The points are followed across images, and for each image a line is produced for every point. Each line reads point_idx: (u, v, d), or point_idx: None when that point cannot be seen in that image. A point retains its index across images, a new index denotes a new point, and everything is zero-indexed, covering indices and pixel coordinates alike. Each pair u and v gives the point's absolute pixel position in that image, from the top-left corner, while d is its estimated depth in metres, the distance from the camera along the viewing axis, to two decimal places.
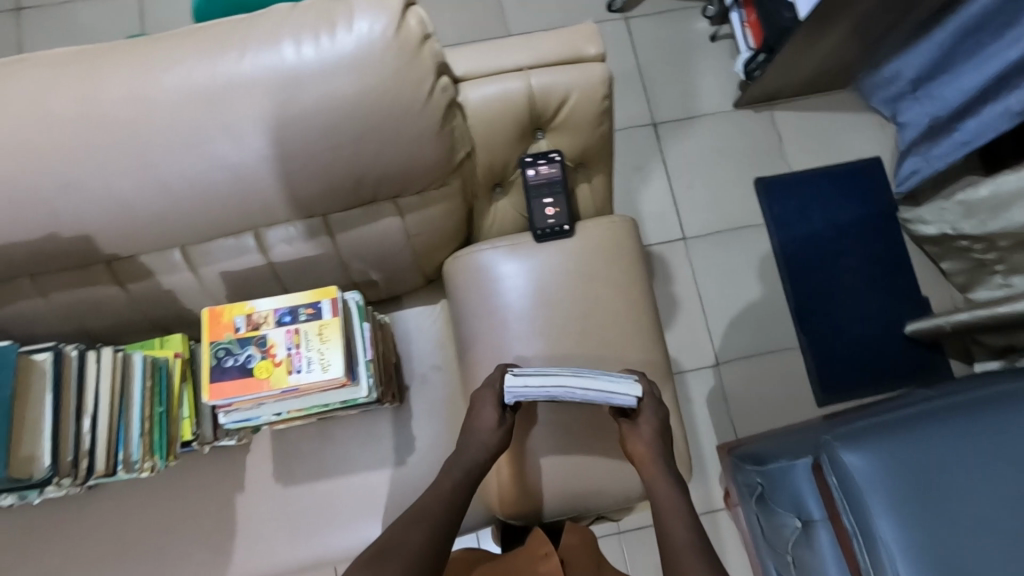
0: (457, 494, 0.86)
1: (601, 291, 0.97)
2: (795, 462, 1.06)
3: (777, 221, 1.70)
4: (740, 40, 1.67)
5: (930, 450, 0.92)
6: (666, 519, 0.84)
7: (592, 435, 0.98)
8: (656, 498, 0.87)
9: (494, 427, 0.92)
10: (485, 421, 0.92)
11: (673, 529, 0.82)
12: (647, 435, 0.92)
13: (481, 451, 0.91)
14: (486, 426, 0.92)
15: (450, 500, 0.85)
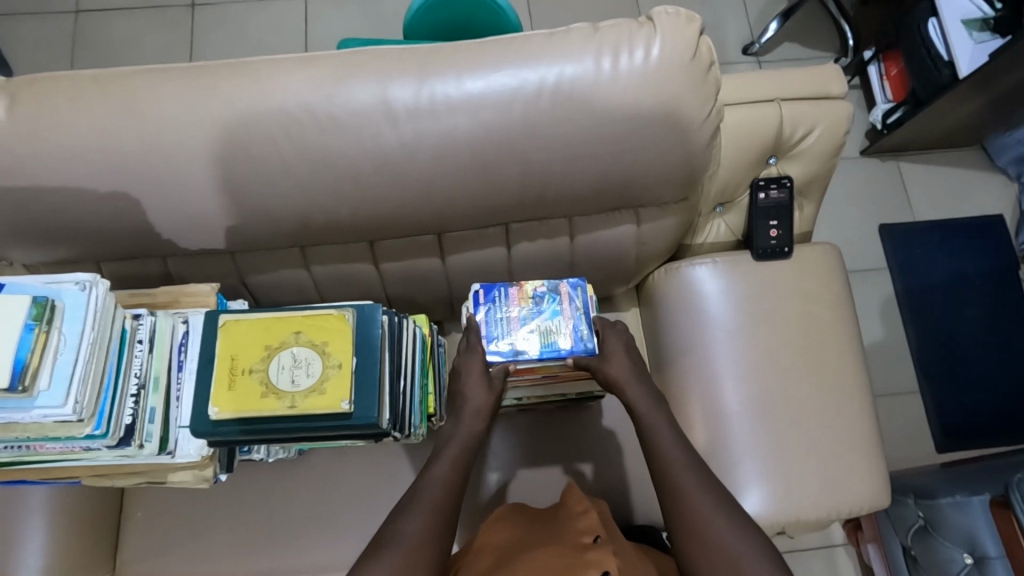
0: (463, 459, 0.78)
1: (808, 309, 1.01)
2: (973, 497, 1.12)
3: (901, 266, 1.75)
4: (877, 92, 1.78)
5: None
6: (663, 455, 0.79)
7: (779, 450, 0.96)
8: (644, 434, 0.81)
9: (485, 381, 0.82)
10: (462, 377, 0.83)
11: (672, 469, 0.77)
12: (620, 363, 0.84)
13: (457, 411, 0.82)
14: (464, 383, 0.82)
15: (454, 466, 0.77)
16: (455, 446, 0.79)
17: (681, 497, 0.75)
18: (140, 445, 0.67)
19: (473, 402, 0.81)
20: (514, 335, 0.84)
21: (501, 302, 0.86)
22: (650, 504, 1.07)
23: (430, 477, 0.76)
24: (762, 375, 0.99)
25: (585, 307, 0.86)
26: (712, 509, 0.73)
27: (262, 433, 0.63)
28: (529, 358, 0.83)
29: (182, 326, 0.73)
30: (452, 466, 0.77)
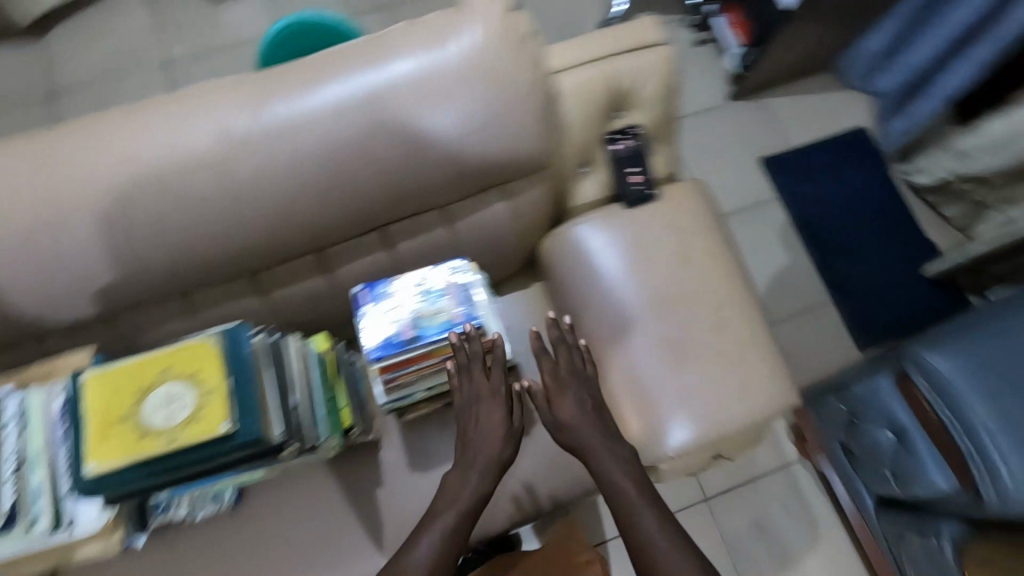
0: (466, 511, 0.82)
1: (688, 245, 1.07)
2: (878, 379, 1.18)
3: (787, 193, 1.86)
4: (728, 40, 1.89)
5: (1004, 349, 1.07)
6: (617, 483, 0.90)
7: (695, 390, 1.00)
8: (596, 469, 0.91)
9: (503, 431, 0.86)
10: (468, 419, 0.87)
11: (622, 491, 0.89)
12: (566, 400, 0.95)
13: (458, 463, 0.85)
14: (473, 424, 0.86)
15: (451, 525, 0.81)
16: (457, 503, 0.82)
17: (636, 517, 0.86)
18: (27, 526, 0.65)
19: (481, 457, 0.85)
20: (402, 321, 0.84)
21: (385, 294, 0.86)
22: None
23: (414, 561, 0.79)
24: (660, 316, 1.04)
25: (470, 283, 0.89)
26: (662, 538, 0.84)
27: (150, 475, 0.63)
28: (421, 340, 0.83)
29: (56, 398, 0.69)
30: (441, 539, 0.80)
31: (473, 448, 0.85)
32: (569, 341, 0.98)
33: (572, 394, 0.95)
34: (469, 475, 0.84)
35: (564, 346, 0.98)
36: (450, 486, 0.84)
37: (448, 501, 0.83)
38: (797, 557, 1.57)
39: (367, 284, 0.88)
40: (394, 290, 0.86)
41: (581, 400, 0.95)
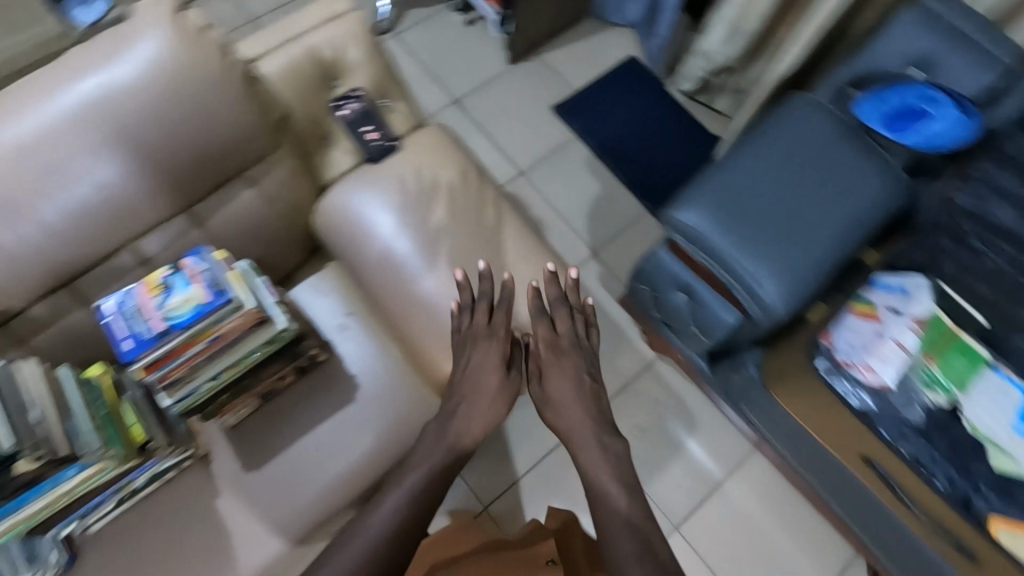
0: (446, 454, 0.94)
1: (443, 182, 1.16)
2: (658, 249, 1.31)
3: (583, 130, 2.02)
4: (487, 10, 2.05)
5: (742, 184, 1.20)
6: (594, 461, 0.93)
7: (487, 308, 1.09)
8: (574, 436, 0.97)
9: (501, 385, 0.99)
10: (467, 373, 1.00)
11: (595, 465, 0.93)
12: (559, 378, 1.01)
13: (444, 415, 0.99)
14: (468, 380, 0.99)
15: (427, 470, 0.92)
16: (443, 454, 0.94)
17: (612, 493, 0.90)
18: None
19: (475, 411, 0.97)
20: (149, 319, 0.88)
21: (129, 301, 0.89)
22: (422, 409, 1.14)
23: (372, 525, 0.85)
24: (431, 251, 1.11)
25: (212, 266, 0.92)
26: (631, 511, 0.87)
27: None
28: (171, 330, 0.87)
29: None
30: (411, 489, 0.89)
31: (462, 407, 0.98)
32: (564, 306, 1.05)
33: (568, 369, 1.01)
34: (459, 421, 0.97)
35: (565, 318, 1.04)
36: (434, 438, 0.96)
37: (430, 451, 0.94)
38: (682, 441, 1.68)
39: (109, 296, 0.91)
40: (137, 293, 0.89)
41: (577, 376, 1.01)
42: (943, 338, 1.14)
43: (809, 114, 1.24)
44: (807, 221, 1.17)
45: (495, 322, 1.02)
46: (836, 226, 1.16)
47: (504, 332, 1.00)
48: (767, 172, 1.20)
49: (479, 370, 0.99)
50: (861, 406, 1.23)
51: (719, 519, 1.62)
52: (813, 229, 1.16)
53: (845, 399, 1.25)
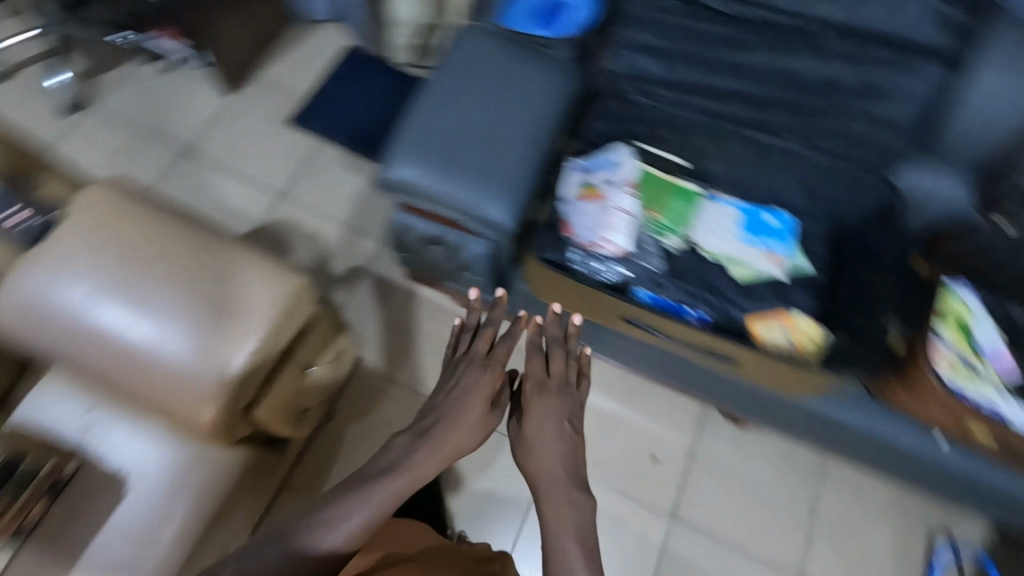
0: (428, 457, 1.02)
1: (117, 232, 1.06)
2: (394, 214, 1.31)
3: (326, 131, 1.95)
4: (172, 47, 1.93)
5: (433, 123, 1.23)
6: (557, 504, 1.00)
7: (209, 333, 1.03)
8: (540, 465, 1.06)
9: (484, 415, 1.11)
10: (457, 395, 1.12)
11: (553, 508, 1.00)
12: (551, 417, 1.11)
13: (432, 428, 1.07)
14: (455, 397, 1.12)
15: (411, 468, 1.00)
16: (427, 457, 1.02)
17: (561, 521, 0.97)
18: None
19: (458, 434, 1.07)
20: None
21: None
22: (197, 471, 1.09)
23: (274, 546, 0.86)
24: (124, 302, 1.02)
25: None
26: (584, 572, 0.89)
27: None
28: None
29: None
30: (382, 494, 0.95)
31: (440, 427, 1.07)
32: (559, 348, 1.22)
33: (556, 400, 1.14)
34: (443, 436, 1.06)
35: (558, 363, 1.20)
36: (418, 455, 1.02)
37: (417, 460, 1.01)
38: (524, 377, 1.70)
39: None
40: None
41: (558, 419, 1.12)
42: (659, 186, 1.28)
43: (469, 41, 1.29)
44: (500, 134, 1.23)
45: (495, 358, 1.19)
46: (520, 133, 1.23)
47: (496, 367, 1.16)
48: (451, 105, 1.24)
49: (473, 401, 1.11)
50: (615, 278, 1.26)
51: (584, 430, 1.70)
52: (508, 139, 1.22)
53: (601, 278, 1.26)
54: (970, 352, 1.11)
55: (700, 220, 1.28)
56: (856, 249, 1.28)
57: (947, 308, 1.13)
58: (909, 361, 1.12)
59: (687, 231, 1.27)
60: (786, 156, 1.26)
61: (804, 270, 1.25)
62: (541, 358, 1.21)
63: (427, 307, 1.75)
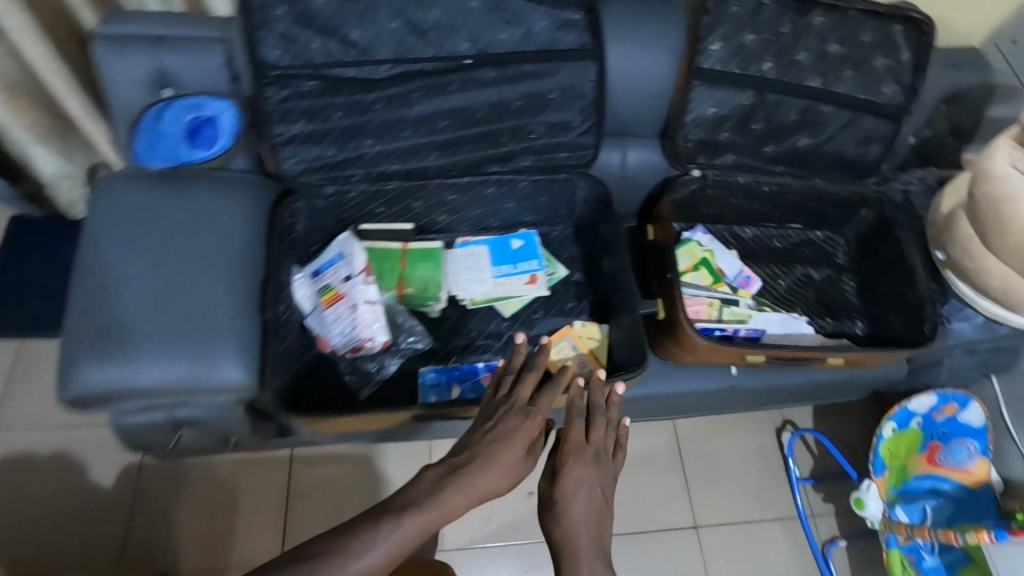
0: (455, 497, 0.79)
1: None
2: (110, 423, 1.07)
3: (20, 329, 1.56)
4: None
5: (108, 310, 1.02)
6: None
7: None
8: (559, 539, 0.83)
9: (519, 461, 0.85)
10: (497, 431, 0.87)
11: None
12: (582, 466, 0.88)
13: (470, 465, 0.83)
14: (492, 437, 0.86)
15: (436, 504, 0.78)
16: (456, 496, 0.79)
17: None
18: None
19: (483, 483, 0.81)
20: None
21: None
22: None
23: None
24: None
25: None
26: None
27: None
28: None
29: None
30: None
31: (467, 471, 0.81)
32: (601, 416, 0.98)
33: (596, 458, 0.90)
34: (474, 479, 0.81)
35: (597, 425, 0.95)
36: (446, 488, 0.79)
37: (447, 494, 0.79)
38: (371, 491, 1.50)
39: None
40: None
41: (593, 487, 0.87)
42: (397, 258, 1.24)
43: (109, 201, 1.09)
44: (192, 286, 1.05)
45: (538, 407, 0.91)
46: (223, 260, 1.08)
47: (539, 414, 0.88)
48: (118, 282, 1.04)
49: (509, 454, 0.84)
50: (399, 365, 1.18)
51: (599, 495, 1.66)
52: (203, 287, 1.05)
53: (386, 371, 1.17)
54: (722, 282, 1.35)
55: (451, 274, 1.27)
56: (591, 241, 1.30)
57: (694, 254, 1.37)
58: (671, 320, 1.18)
59: (443, 288, 1.24)
60: (495, 184, 1.22)
61: (558, 275, 1.31)
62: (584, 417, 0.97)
63: (239, 468, 1.49)
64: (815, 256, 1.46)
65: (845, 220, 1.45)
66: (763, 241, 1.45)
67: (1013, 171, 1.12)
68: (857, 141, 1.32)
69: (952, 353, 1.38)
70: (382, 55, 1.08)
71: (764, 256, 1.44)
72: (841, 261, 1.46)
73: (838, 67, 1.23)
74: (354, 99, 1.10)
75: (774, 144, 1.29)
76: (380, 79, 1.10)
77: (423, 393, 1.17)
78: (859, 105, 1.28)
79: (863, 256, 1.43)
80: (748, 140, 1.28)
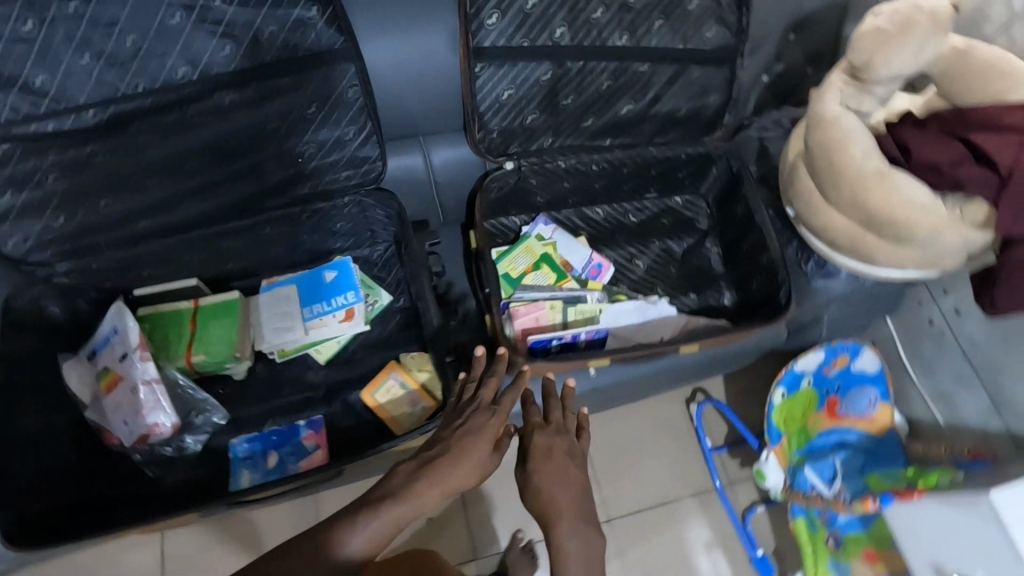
0: (428, 499, 0.70)
1: None
2: None
3: None
4: None
5: None
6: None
7: None
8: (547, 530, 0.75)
9: (491, 457, 0.75)
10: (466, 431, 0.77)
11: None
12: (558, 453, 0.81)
13: (441, 468, 0.72)
14: (461, 436, 0.76)
15: (406, 507, 0.69)
16: (434, 496, 0.70)
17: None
18: None
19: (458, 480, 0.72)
20: None
21: None
22: None
23: None
24: None
25: None
26: None
27: None
28: None
29: None
30: None
31: (440, 466, 0.71)
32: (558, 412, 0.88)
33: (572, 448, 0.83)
34: (447, 474, 0.72)
35: (557, 409, 0.87)
36: (418, 487, 0.70)
37: (419, 492, 0.70)
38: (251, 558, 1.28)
39: None
40: None
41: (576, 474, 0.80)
42: (186, 320, 1.08)
43: None
44: None
45: (501, 407, 0.81)
46: None
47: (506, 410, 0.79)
48: None
49: (480, 449, 0.74)
50: (203, 443, 1.05)
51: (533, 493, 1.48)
52: None
53: (187, 451, 1.04)
54: (568, 278, 1.22)
55: (255, 326, 1.12)
56: (405, 263, 1.14)
57: (534, 252, 1.22)
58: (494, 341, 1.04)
59: (241, 347, 1.07)
60: (274, 223, 1.08)
61: (382, 304, 1.16)
62: (537, 405, 0.89)
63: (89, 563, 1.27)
64: (676, 225, 1.33)
65: (700, 181, 1.30)
66: (616, 220, 1.31)
67: (840, 111, 0.99)
68: (690, 95, 1.16)
69: (829, 309, 1.26)
70: (80, 100, 0.89)
71: (618, 236, 1.31)
72: (704, 226, 1.33)
73: (646, 16, 1.06)
74: (66, 157, 0.92)
75: (593, 117, 1.13)
76: (92, 128, 0.91)
77: (235, 469, 1.03)
78: (681, 54, 1.11)
79: (722, 218, 1.30)
80: (560, 117, 1.12)
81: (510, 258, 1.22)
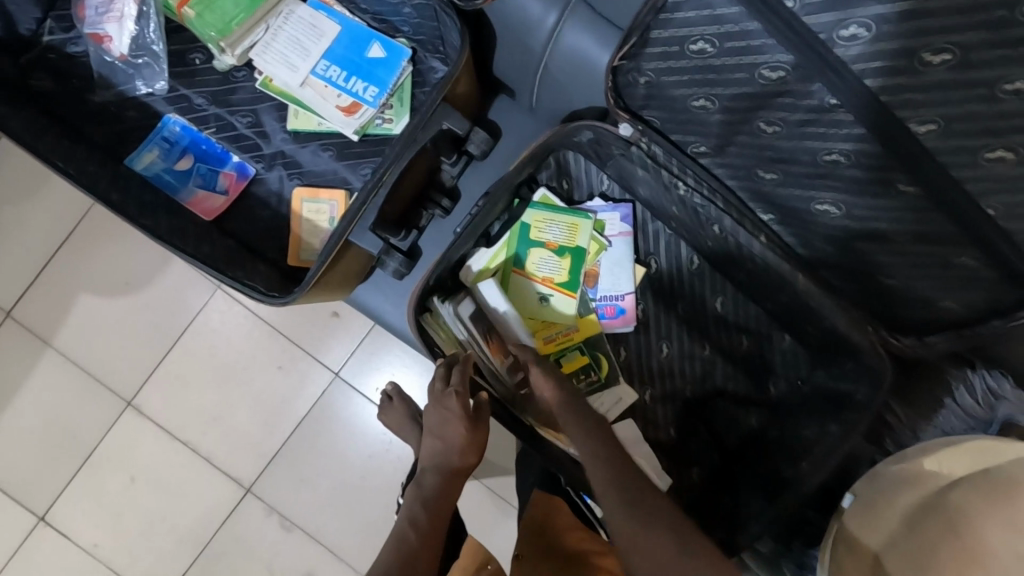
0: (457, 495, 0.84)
1: None
2: None
3: None
4: None
5: None
6: (647, 505, 0.69)
7: None
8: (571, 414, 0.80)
9: (468, 433, 0.82)
10: (440, 436, 0.84)
11: (627, 531, 0.68)
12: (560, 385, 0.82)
13: (457, 475, 0.84)
14: (436, 439, 0.84)
15: (448, 507, 0.81)
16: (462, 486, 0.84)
17: (635, 508, 0.69)
18: None
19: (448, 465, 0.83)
20: None
21: None
22: None
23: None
24: None
25: None
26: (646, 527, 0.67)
27: None
28: None
29: None
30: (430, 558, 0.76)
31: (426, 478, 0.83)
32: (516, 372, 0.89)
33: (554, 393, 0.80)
34: (437, 461, 0.84)
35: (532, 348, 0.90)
36: (446, 497, 0.82)
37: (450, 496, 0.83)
38: (139, 289, 1.29)
39: None
40: None
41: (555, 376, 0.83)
42: None
43: None
44: None
45: (456, 388, 0.81)
46: None
47: (449, 389, 0.81)
48: None
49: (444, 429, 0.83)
50: (148, 96, 0.93)
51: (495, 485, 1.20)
52: None
53: (129, 90, 0.92)
54: (572, 292, 0.95)
55: (267, 31, 0.89)
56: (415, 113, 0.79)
57: (573, 234, 0.94)
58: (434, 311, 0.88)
59: (232, 42, 0.88)
60: None
61: (390, 131, 0.91)
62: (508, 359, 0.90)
63: (25, 176, 1.30)
64: (744, 357, 0.93)
65: (819, 356, 0.87)
66: (700, 288, 0.94)
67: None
68: (922, 271, 0.70)
69: None
70: None
71: (679, 304, 0.95)
72: (772, 392, 0.92)
73: (1002, 129, 0.54)
74: None
75: (777, 175, 0.74)
76: None
77: (149, 140, 0.91)
78: (978, 223, 0.61)
79: (790, 412, 0.88)
80: (733, 136, 0.72)
81: (548, 217, 0.94)
